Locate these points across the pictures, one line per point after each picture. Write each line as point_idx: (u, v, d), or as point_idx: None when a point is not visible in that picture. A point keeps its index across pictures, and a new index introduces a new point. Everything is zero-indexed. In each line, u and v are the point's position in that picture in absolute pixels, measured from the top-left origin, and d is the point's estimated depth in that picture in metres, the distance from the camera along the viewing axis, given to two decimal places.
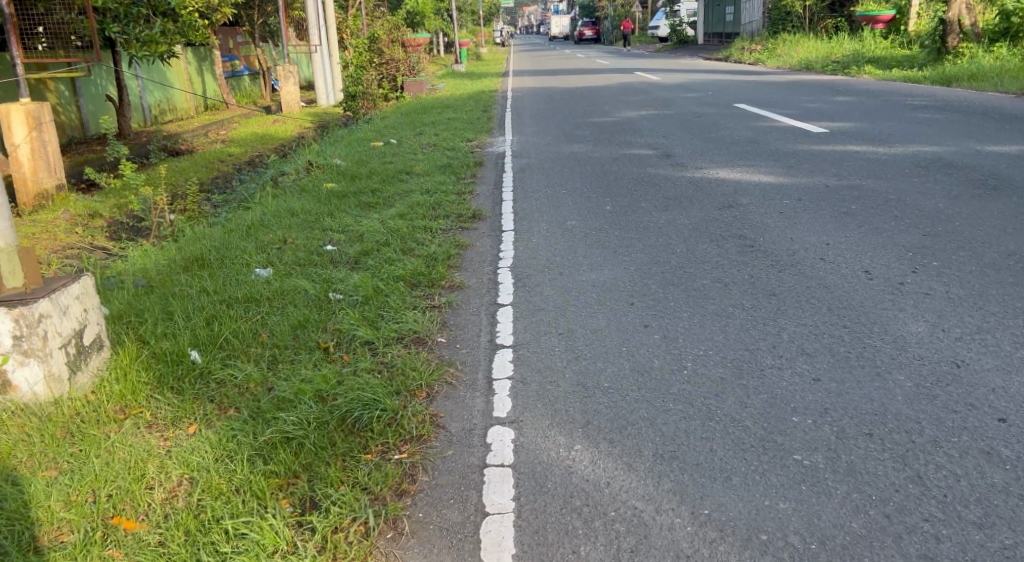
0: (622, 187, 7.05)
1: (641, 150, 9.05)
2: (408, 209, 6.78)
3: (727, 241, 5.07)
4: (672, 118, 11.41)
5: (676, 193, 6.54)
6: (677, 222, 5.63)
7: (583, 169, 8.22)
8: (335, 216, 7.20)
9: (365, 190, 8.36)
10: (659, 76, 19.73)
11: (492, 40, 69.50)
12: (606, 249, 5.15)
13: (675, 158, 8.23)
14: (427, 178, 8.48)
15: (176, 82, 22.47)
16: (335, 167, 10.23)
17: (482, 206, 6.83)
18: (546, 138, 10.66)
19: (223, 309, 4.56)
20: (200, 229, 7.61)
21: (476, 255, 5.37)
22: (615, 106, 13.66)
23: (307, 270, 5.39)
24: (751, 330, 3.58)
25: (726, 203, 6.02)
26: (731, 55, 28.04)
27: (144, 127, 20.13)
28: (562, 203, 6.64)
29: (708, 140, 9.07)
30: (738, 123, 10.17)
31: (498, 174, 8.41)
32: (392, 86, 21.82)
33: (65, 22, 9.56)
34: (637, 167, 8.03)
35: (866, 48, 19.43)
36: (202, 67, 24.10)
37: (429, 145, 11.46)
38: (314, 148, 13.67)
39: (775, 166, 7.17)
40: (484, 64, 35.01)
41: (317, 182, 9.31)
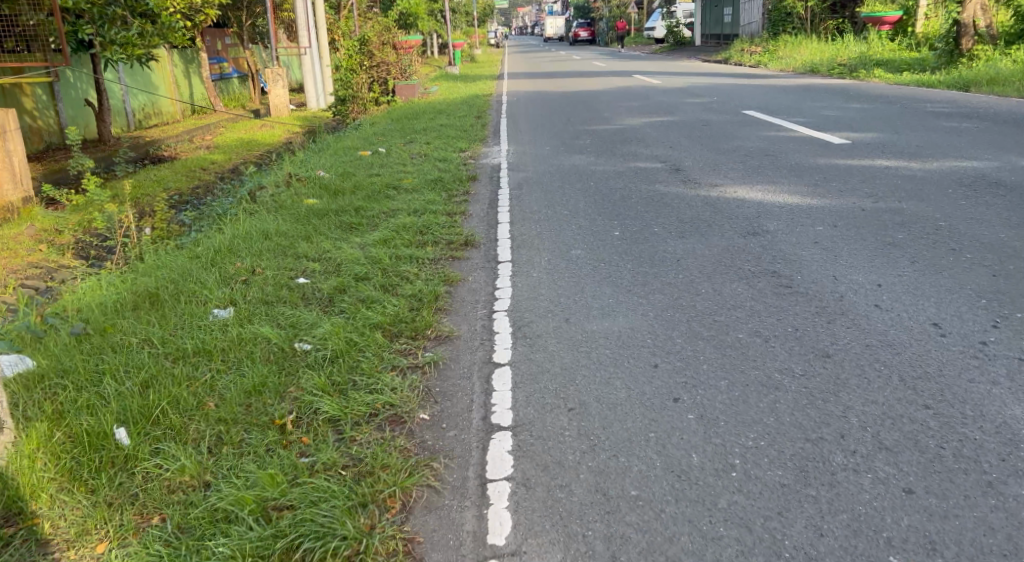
0: (631, 208, 6.35)
1: (648, 162, 8.35)
2: (394, 235, 6.08)
3: (759, 278, 4.37)
4: (678, 125, 10.74)
5: (692, 216, 5.84)
6: (697, 254, 4.93)
7: (585, 185, 7.52)
8: (313, 240, 6.50)
9: (348, 208, 7.65)
10: (660, 79, 19.05)
11: (486, 41, 68.78)
12: (619, 288, 4.44)
13: (686, 172, 7.53)
14: (416, 195, 7.79)
15: (161, 85, 21.71)
16: (318, 179, 9.52)
17: (474, 230, 6.11)
18: (544, 148, 9.95)
19: (167, 366, 3.84)
20: (166, 251, 6.91)
21: (467, 294, 4.64)
22: (616, 112, 12.95)
23: (272, 313, 4.67)
24: (808, 410, 2.87)
25: (751, 230, 5.32)
26: (731, 56, 27.41)
27: (126, 132, 19.40)
28: (565, 228, 5.93)
29: (720, 152, 8.39)
30: (751, 131, 9.50)
31: (493, 191, 7.71)
32: (383, 89, 21.08)
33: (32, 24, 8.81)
34: (645, 182, 7.35)
35: (873, 50, 18.79)
36: (189, 69, 23.36)
37: (419, 155, 10.75)
38: (298, 157, 12.95)
39: (799, 184, 6.48)
40: (477, 66, 34.30)
41: (298, 197, 8.61)
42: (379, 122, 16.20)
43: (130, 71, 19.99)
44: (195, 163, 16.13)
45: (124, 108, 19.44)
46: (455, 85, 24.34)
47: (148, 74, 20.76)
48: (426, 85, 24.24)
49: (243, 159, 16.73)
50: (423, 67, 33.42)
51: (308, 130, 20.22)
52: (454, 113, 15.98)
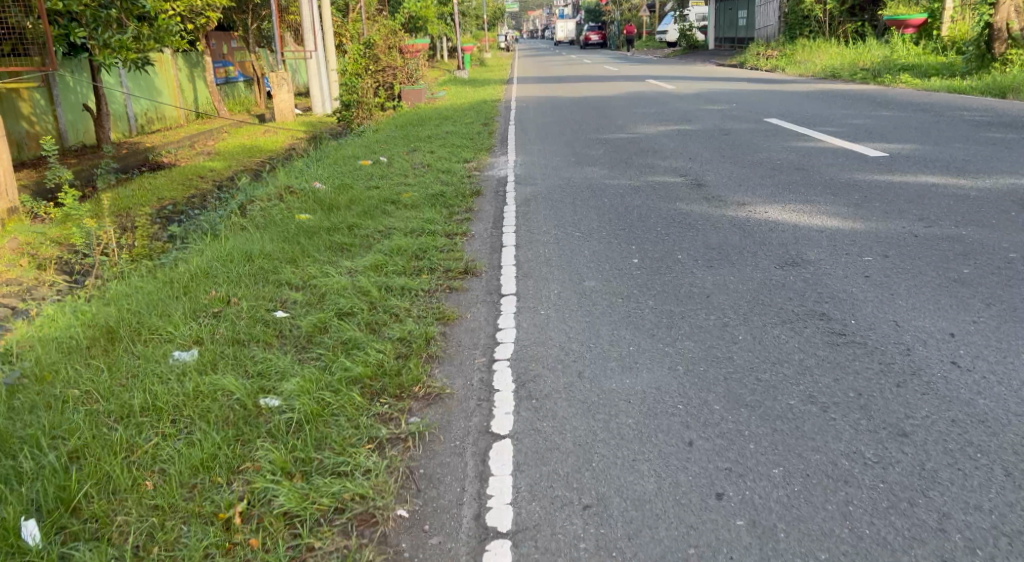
0: (651, 231, 5.72)
1: (667, 177, 7.71)
2: (386, 259, 5.47)
3: (804, 322, 3.74)
4: (698, 135, 10.11)
5: (721, 243, 5.20)
6: (730, 289, 4.30)
7: (598, 203, 6.89)
8: (300, 263, 5.91)
9: (341, 225, 7.06)
10: (675, 85, 18.41)
11: (497, 45, 68.25)
12: (640, 331, 3.81)
13: (709, 189, 6.89)
14: (413, 211, 7.20)
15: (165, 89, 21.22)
16: (312, 192, 8.95)
17: (475, 256, 5.49)
18: (554, 160, 9.33)
19: (105, 430, 3.25)
20: (142, 274, 6.35)
21: (463, 335, 4.03)
22: (631, 120, 12.32)
23: (241, 356, 4.07)
24: (890, 519, 2.25)
25: (790, 260, 4.68)
26: (746, 61, 26.78)
27: (126, 137, 18.92)
28: (577, 254, 5.30)
29: (745, 166, 7.74)
30: (776, 142, 8.87)
31: (498, 208, 7.08)
32: (389, 94, 20.51)
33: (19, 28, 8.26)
34: (664, 200, 6.74)
35: (898, 54, 18.10)
36: (193, 73, 22.88)
37: (421, 167, 10.15)
38: (296, 166, 12.40)
39: (838, 204, 5.84)
40: (486, 71, 33.69)
41: (288, 212, 8.05)
42: (382, 130, 15.65)
43: (132, 75, 19.49)
44: (192, 171, 15.60)
45: (124, 113, 18.96)
46: (464, 90, 23.75)
47: (151, 79, 20.26)
48: (434, 90, 23.65)
49: (243, 167, 16.20)
50: (431, 72, 32.88)
51: (312, 135, 19.67)
52: (460, 120, 15.38)
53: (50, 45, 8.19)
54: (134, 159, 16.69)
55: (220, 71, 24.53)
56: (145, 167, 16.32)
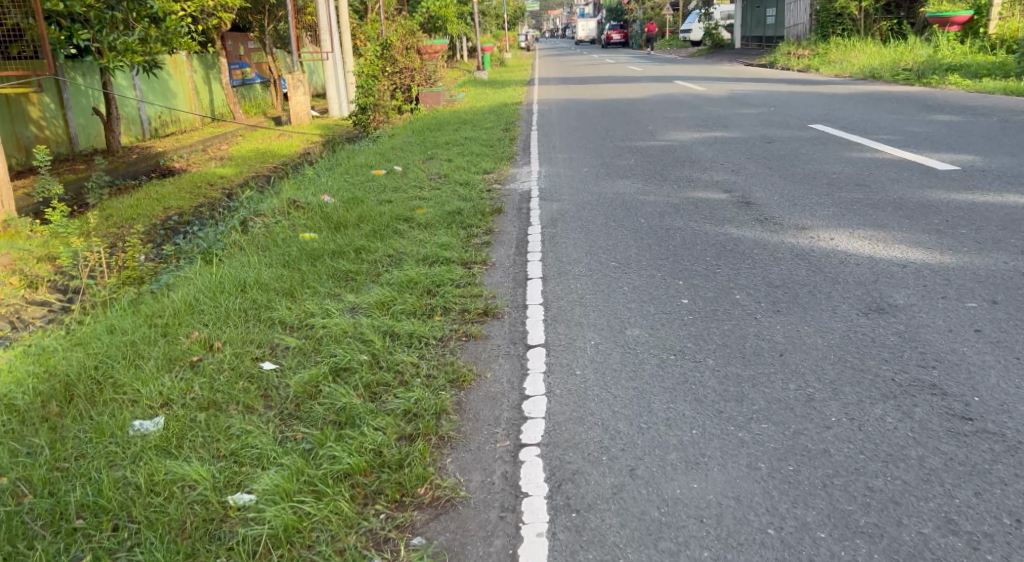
0: (699, 261, 4.98)
1: (710, 192, 6.96)
2: (395, 295, 4.75)
3: (911, 396, 2.99)
4: (738, 144, 9.38)
5: (785, 280, 4.46)
6: (808, 343, 3.55)
7: (634, 224, 6.16)
8: (298, 297, 5.21)
9: (347, 248, 6.36)
10: (705, 86, 17.64)
11: (517, 45, 67.62)
12: (704, 405, 3.08)
13: (760, 209, 6.15)
14: (428, 233, 6.48)
15: (179, 91, 20.69)
16: (320, 206, 8.28)
17: (497, 292, 4.76)
18: (582, 171, 8.60)
19: (25, 545, 2.56)
20: (126, 305, 5.69)
21: (482, 403, 3.29)
22: (662, 126, 11.56)
23: (212, 426, 3.36)
24: None
25: (874, 305, 3.92)
26: (775, 60, 25.96)
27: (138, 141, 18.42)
28: (615, 291, 4.57)
29: (796, 182, 6.98)
30: (826, 152, 8.11)
31: (523, 229, 6.37)
32: (406, 97, 19.84)
33: (19, 30, 7.83)
34: (710, 220, 6.01)
35: (942, 52, 17.25)
36: (208, 75, 22.36)
37: (438, 179, 9.46)
38: (306, 175, 11.77)
39: (915, 231, 5.08)
40: (505, 71, 32.99)
41: (291, 230, 7.38)
42: (397, 135, 15.01)
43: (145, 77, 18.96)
44: (201, 177, 15.04)
45: (137, 116, 18.45)
46: (484, 92, 23.07)
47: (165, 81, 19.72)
48: (454, 92, 22.98)
49: (255, 173, 15.62)
50: (449, 72, 32.22)
51: (328, 139, 19.07)
52: (480, 124, 14.71)
53: (46, 46, 7.58)
54: (145, 165, 16.16)
55: (236, 72, 24.00)
56: (155, 173, 15.79)
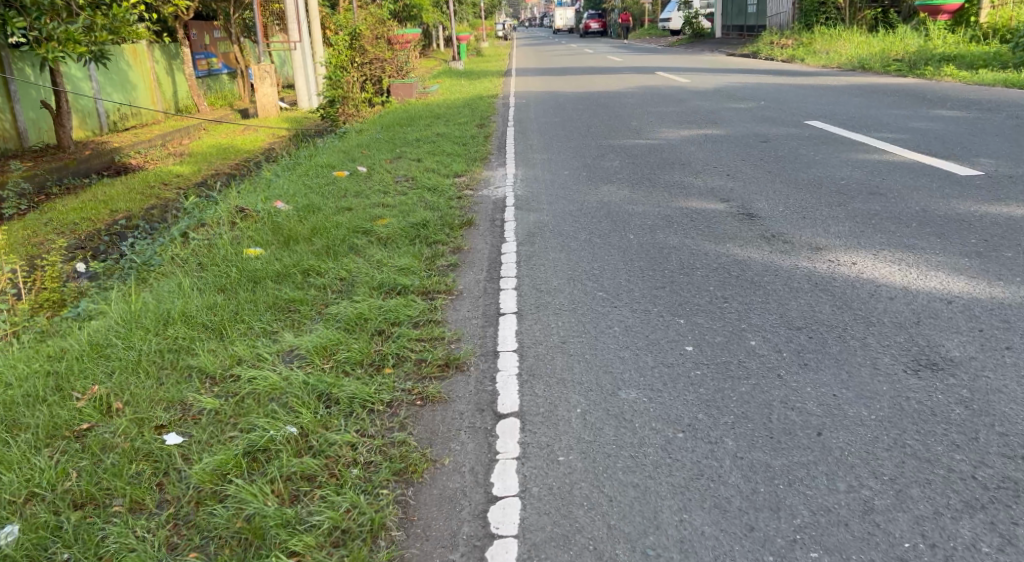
0: (701, 293, 4.23)
1: (705, 202, 6.22)
2: (339, 338, 3.96)
3: (1004, 506, 2.27)
4: (730, 143, 8.69)
5: (809, 320, 3.72)
6: (850, 416, 2.82)
7: (622, 241, 5.39)
8: (228, 336, 4.41)
9: (293, 269, 5.56)
10: (688, 78, 16.98)
11: (494, 34, 66.59)
12: (731, 520, 2.33)
13: (765, 223, 5.42)
14: (388, 251, 5.70)
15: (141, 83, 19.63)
16: (271, 216, 7.46)
17: (462, 333, 3.98)
18: (563, 176, 7.84)
19: None
20: (29, 340, 4.85)
21: (435, 509, 2.54)
22: (647, 123, 10.83)
23: (80, 538, 2.57)
24: None
25: (924, 359, 3.19)
26: (758, 49, 25.35)
27: (96, 134, 17.40)
28: (603, 335, 3.80)
29: (801, 189, 6.26)
30: (829, 154, 7.43)
31: (497, 248, 5.59)
32: (377, 89, 18.96)
33: None
34: (709, 236, 5.29)
35: (933, 42, 16.67)
36: (172, 65, 21.29)
37: (405, 184, 8.66)
38: (264, 177, 10.91)
39: (951, 254, 4.37)
40: (480, 62, 32.09)
41: (234, 246, 6.57)
42: (366, 130, 14.16)
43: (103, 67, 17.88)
44: (155, 176, 14.09)
45: (94, 109, 17.43)
46: (459, 84, 22.18)
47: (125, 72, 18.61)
48: (427, 84, 22.07)
49: (215, 170, 14.69)
50: (424, 62, 31.35)
51: (295, 133, 18.14)
52: (454, 118, 13.92)
53: None
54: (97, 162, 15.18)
55: (201, 63, 22.93)
56: (108, 171, 14.81)
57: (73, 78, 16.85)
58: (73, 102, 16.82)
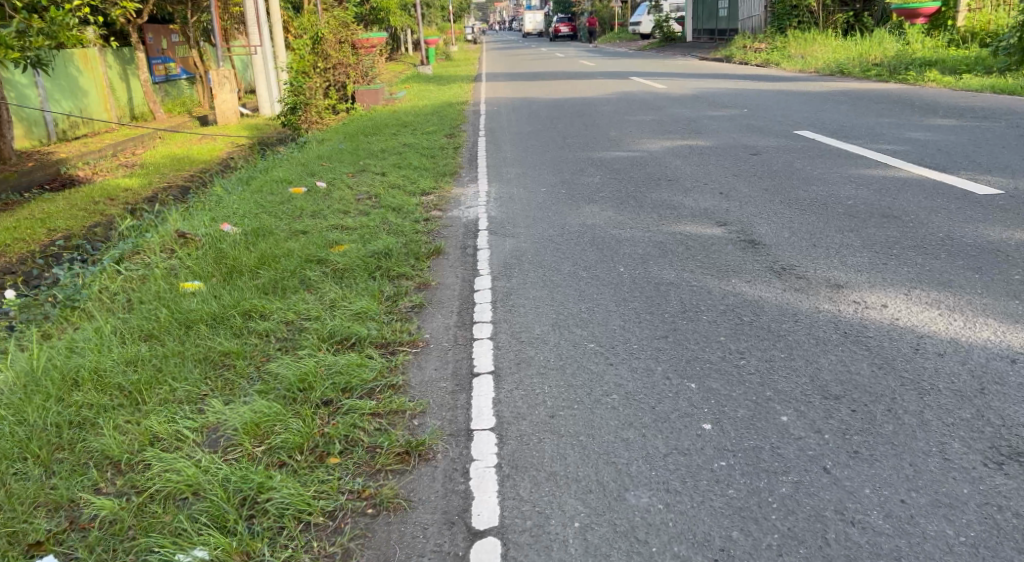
0: (711, 345, 3.58)
1: (701, 226, 5.59)
2: (275, 410, 3.25)
3: None
4: (718, 156, 8.10)
5: (847, 384, 3.08)
6: (931, 540, 2.20)
7: (610, 276, 4.73)
8: (144, 405, 3.68)
9: (232, 311, 4.85)
10: (665, 84, 16.40)
11: (463, 38, 65.91)
12: None
13: (773, 253, 4.79)
14: (344, 288, 4.98)
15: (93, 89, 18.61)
16: (216, 243, 6.69)
17: (427, 401, 3.29)
18: (541, 195, 7.17)
19: None
20: None
21: None
22: (625, 133, 10.21)
23: None
24: None
25: (1003, 445, 2.57)
26: (731, 54, 24.93)
27: (43, 144, 16.41)
28: (599, 406, 3.12)
29: (806, 210, 5.65)
30: (827, 169, 6.85)
31: (469, 283, 4.89)
32: (341, 95, 18.17)
33: None
34: (710, 269, 4.66)
35: (912, 46, 16.28)
36: (128, 71, 20.29)
37: (368, 203, 7.92)
38: (216, 194, 10.09)
39: (998, 295, 3.76)
40: (449, 67, 31.41)
41: (171, 281, 5.82)
42: (328, 140, 13.39)
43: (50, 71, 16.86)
44: (102, 190, 13.17)
45: (43, 117, 16.46)
46: (427, 89, 21.40)
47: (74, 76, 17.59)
48: (394, 89, 21.27)
49: (168, 183, 13.80)
50: (392, 67, 30.55)
51: (254, 142, 17.29)
52: (422, 127, 13.22)
53: None
54: (41, 175, 14.21)
55: (158, 68, 21.94)
56: (53, 185, 13.88)
57: (18, 85, 15.86)
58: (18, 110, 15.82)
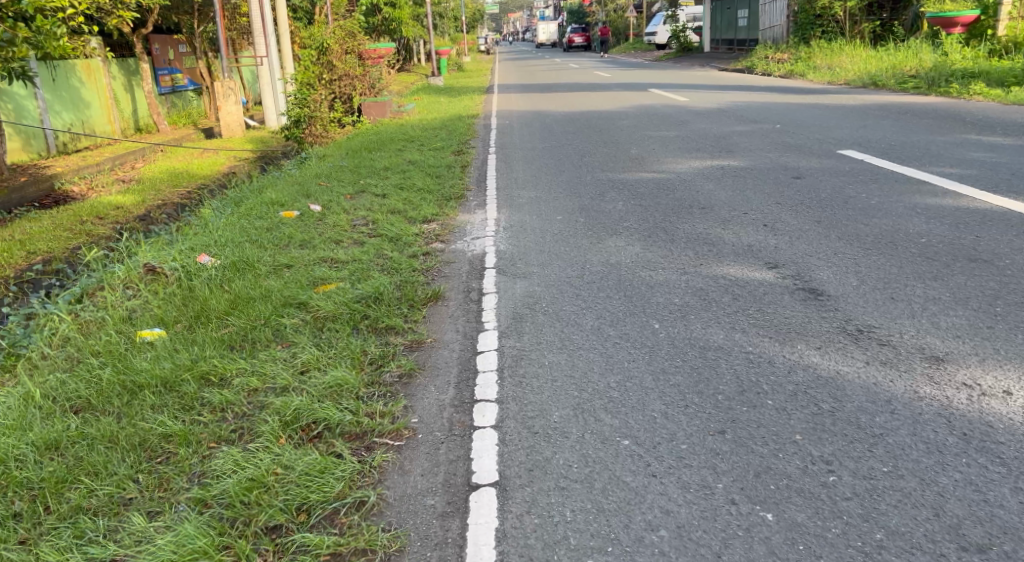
0: (785, 448, 2.73)
1: (747, 269, 4.73)
2: (201, 544, 2.42)
3: None
4: (756, 179, 7.25)
5: (988, 525, 2.26)
6: None
7: (644, 337, 3.87)
8: (46, 519, 2.86)
9: (186, 374, 4.04)
10: (687, 96, 15.55)
11: (475, 48, 65.36)
12: None
13: (843, 309, 3.93)
14: (320, 347, 4.17)
15: (97, 100, 17.81)
16: (188, 281, 5.89)
17: (407, 532, 2.50)
18: (557, 225, 6.35)
19: None
20: None
21: None
22: (648, 151, 9.38)
23: None
24: None
25: None
26: (753, 65, 24.06)
27: (43, 157, 15.66)
28: (643, 553, 2.30)
29: (871, 249, 4.79)
30: (886, 196, 5.99)
31: (471, 343, 4.05)
32: (347, 108, 17.45)
33: None
34: (767, 328, 3.81)
35: (950, 56, 15.38)
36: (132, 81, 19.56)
37: (363, 230, 7.11)
38: (203, 217, 9.27)
39: None
40: (461, 77, 30.71)
41: (128, 330, 5.02)
42: (330, 155, 12.63)
43: (51, 82, 16.11)
44: (92, 208, 12.42)
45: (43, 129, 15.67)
46: (437, 101, 20.65)
47: (77, 87, 16.84)
48: (402, 101, 20.53)
49: (164, 200, 13.03)
50: (403, 78, 29.87)
51: (257, 155, 16.55)
52: (429, 142, 12.46)
53: None
54: (34, 191, 13.52)
55: (163, 78, 21.27)
56: (44, 202, 13.16)
57: (17, 96, 15.06)
58: (15, 124, 15.06)
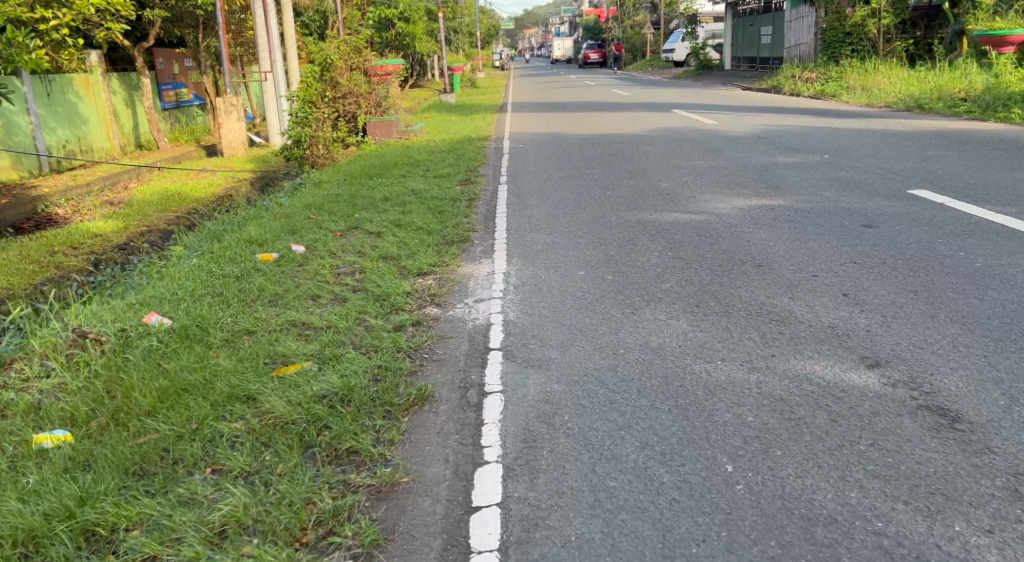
0: None
1: (837, 366, 3.56)
2: None
3: None
4: (818, 224, 6.06)
5: None
6: None
7: (714, 493, 2.69)
8: None
9: (61, 526, 2.88)
10: (716, 118, 14.36)
11: (489, 65, 64.45)
12: None
13: (999, 454, 2.72)
14: (255, 486, 3.01)
15: (96, 117, 16.10)
16: (121, 355, 4.73)
17: None
18: (580, 284, 5.17)
19: None
20: None
21: None
22: (682, 185, 8.20)
23: None
24: None
25: None
26: (780, 84, 22.83)
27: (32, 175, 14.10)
28: None
29: (1003, 341, 3.61)
30: (993, 256, 4.80)
31: (464, 490, 2.88)
32: (350, 127, 16.34)
33: None
34: (897, 482, 2.63)
35: (1003, 76, 14.15)
36: (135, 96, 18.18)
37: (347, 282, 5.95)
38: (174, 256, 8.07)
39: None
40: (475, 94, 29.59)
41: (24, 432, 3.84)
42: (328, 181, 11.47)
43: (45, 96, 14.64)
44: (69, 235, 11.06)
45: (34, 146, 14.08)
46: (448, 120, 19.57)
47: (74, 101, 15.33)
48: (410, 120, 19.46)
49: (149, 225, 11.68)
50: (412, 94, 28.85)
51: (258, 176, 15.37)
52: (436, 168, 11.29)
53: None
54: (15, 214, 12.13)
55: (166, 93, 20.16)
56: (26, 226, 11.88)
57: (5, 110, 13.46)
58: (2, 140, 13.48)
